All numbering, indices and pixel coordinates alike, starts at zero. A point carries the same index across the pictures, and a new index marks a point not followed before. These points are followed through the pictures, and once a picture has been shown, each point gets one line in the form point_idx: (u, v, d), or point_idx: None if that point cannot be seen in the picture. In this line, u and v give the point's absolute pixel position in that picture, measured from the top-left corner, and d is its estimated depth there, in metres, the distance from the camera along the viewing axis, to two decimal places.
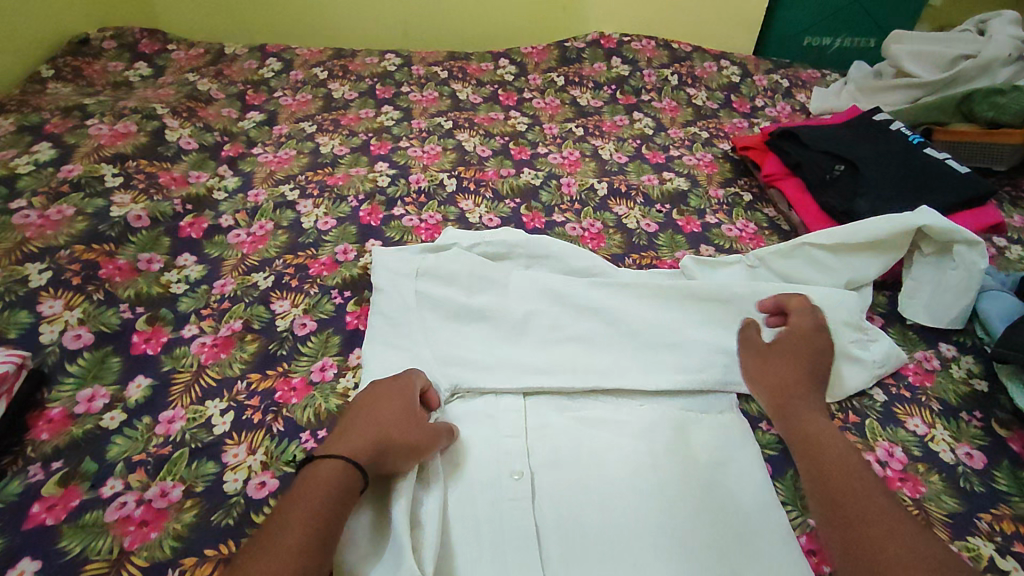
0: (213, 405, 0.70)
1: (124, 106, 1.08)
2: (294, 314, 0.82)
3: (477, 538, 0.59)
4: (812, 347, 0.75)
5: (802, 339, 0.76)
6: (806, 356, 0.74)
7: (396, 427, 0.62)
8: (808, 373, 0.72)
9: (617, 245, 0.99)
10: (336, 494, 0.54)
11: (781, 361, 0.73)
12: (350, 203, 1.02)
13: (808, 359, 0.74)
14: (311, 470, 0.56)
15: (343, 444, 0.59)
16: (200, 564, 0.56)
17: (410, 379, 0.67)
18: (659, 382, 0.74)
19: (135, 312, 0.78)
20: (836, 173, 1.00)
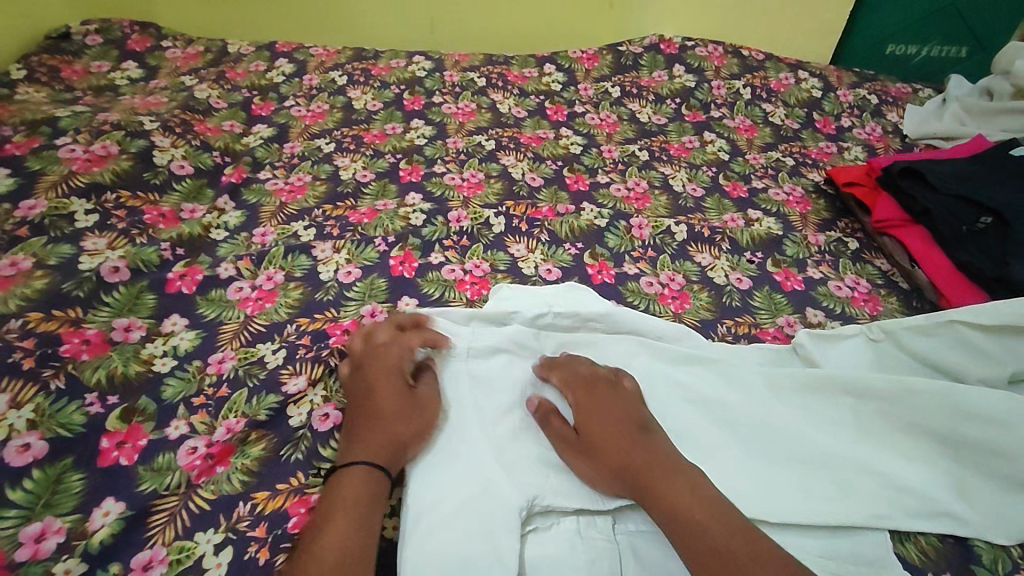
0: (204, 539, 0.53)
1: (104, 121, 0.89)
2: (312, 401, 0.65)
3: None
4: (625, 402, 0.60)
5: (610, 396, 0.61)
6: (624, 413, 0.59)
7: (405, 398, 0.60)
8: (611, 400, 0.60)
9: (705, 307, 0.80)
10: (369, 493, 0.53)
11: (600, 432, 0.58)
12: (378, 247, 0.83)
13: (633, 413, 0.59)
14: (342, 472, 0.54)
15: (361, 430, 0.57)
16: None
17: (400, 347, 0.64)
18: (793, 513, 0.57)
19: (105, 404, 0.61)
20: (978, 227, 0.81)
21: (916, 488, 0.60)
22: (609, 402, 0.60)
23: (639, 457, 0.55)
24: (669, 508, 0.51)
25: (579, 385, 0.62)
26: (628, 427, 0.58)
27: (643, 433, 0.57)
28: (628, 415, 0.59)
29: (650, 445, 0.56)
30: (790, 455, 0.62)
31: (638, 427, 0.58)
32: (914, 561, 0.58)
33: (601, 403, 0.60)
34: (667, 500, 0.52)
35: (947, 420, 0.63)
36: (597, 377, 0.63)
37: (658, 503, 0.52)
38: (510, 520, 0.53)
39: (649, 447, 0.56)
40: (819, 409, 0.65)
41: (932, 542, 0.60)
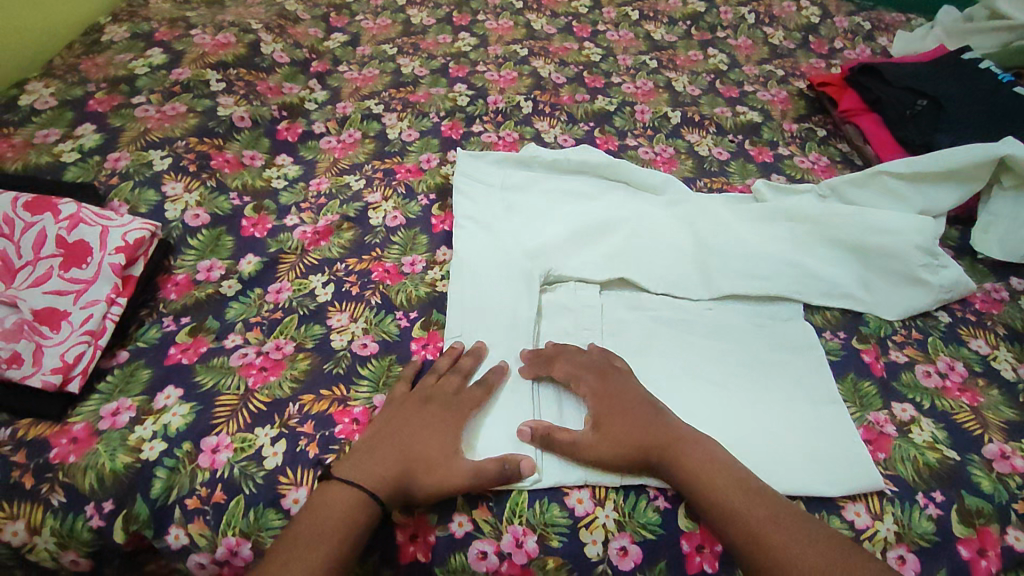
0: (316, 279, 0.78)
1: (223, 20, 1.14)
2: (385, 209, 0.88)
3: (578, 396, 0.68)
4: (632, 388, 0.66)
5: (598, 380, 0.66)
6: (634, 398, 0.65)
7: (437, 457, 0.61)
8: (632, 390, 0.65)
9: (688, 170, 1.01)
10: (347, 520, 0.56)
11: (608, 415, 0.63)
12: (432, 119, 1.06)
13: (624, 390, 0.65)
14: (335, 485, 0.58)
15: (384, 454, 0.60)
16: (318, 400, 0.67)
17: (455, 418, 0.64)
18: (727, 287, 0.79)
19: (243, 201, 0.85)
20: (917, 109, 1.00)
21: (827, 278, 0.79)
22: (629, 386, 0.66)
23: (662, 439, 0.61)
24: (694, 475, 0.59)
25: (573, 376, 0.67)
26: (632, 405, 0.64)
27: (648, 404, 0.64)
28: (621, 393, 0.65)
29: (643, 412, 0.63)
30: (737, 253, 0.82)
31: (648, 404, 0.64)
32: (820, 324, 0.78)
33: (619, 386, 0.66)
34: (693, 475, 0.58)
35: (860, 232, 0.82)
36: (584, 368, 0.68)
37: (677, 469, 0.59)
38: (529, 279, 0.78)
39: (670, 427, 0.62)
40: (765, 228, 0.86)
41: (835, 315, 0.79)
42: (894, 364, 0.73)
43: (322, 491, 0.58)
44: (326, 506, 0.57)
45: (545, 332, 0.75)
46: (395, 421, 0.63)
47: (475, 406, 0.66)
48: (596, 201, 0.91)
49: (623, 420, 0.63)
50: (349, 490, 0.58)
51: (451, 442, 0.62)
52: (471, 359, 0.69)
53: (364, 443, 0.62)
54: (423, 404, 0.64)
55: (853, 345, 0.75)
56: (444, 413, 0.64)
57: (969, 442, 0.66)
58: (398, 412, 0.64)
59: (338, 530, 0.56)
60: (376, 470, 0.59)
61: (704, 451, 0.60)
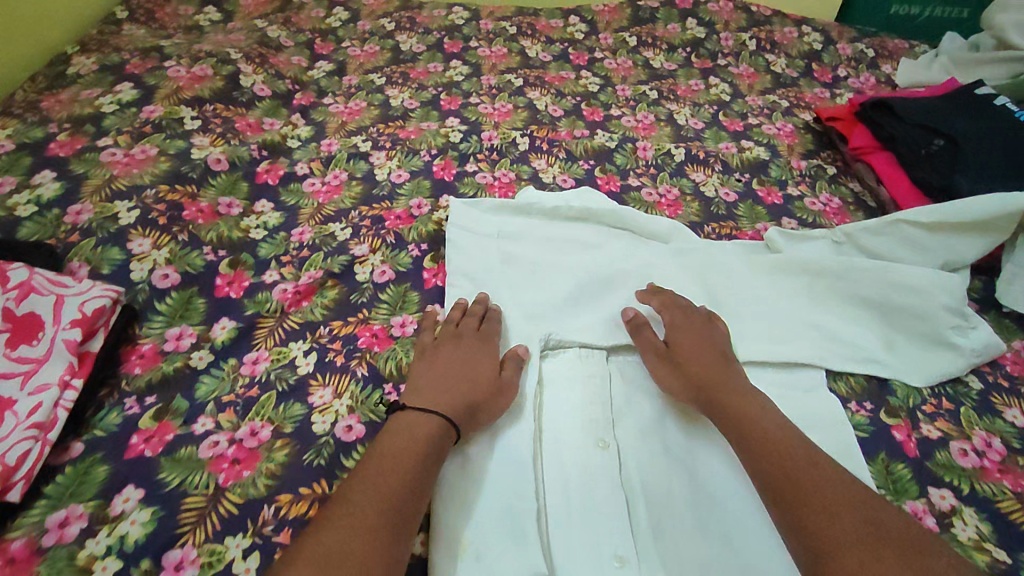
0: (296, 346, 0.71)
1: (199, 50, 1.07)
2: (373, 262, 0.82)
3: (589, 490, 0.61)
4: (714, 343, 0.71)
5: (693, 327, 0.73)
6: (711, 350, 0.70)
7: (488, 376, 0.67)
8: (717, 350, 0.70)
9: (694, 213, 0.96)
10: (426, 442, 0.59)
11: (682, 348, 0.70)
12: (423, 157, 1.00)
13: (709, 343, 0.71)
14: (407, 416, 0.61)
15: (438, 387, 0.65)
16: (296, 501, 0.58)
17: (486, 348, 0.70)
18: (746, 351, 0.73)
19: (218, 256, 0.78)
20: (933, 149, 0.94)
21: (849, 341, 0.75)
22: (713, 347, 0.70)
23: (722, 382, 0.65)
24: (738, 412, 0.62)
25: (672, 315, 0.74)
26: (710, 353, 0.69)
27: (725, 362, 0.68)
28: (707, 344, 0.70)
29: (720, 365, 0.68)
30: (751, 313, 0.78)
31: (721, 360, 0.68)
32: (844, 394, 0.73)
33: (703, 339, 0.71)
34: (739, 413, 0.62)
35: (881, 289, 0.77)
36: (684, 313, 0.74)
37: (728, 406, 0.63)
38: (529, 347, 0.72)
39: (735, 383, 0.65)
40: (780, 283, 0.81)
41: (861, 382, 0.74)
42: (927, 440, 0.68)
43: (397, 423, 0.61)
44: (402, 433, 0.59)
45: (548, 403, 0.69)
46: (434, 361, 0.68)
47: (498, 333, 0.73)
48: (599, 252, 0.85)
49: (693, 361, 0.68)
50: (424, 418, 0.61)
51: (491, 365, 0.68)
52: (479, 305, 0.75)
53: (415, 382, 0.66)
54: (456, 343, 0.70)
55: (882, 420, 0.70)
56: (475, 344, 0.70)
57: (1014, 535, 0.61)
58: (436, 354, 0.69)
59: (417, 449, 0.58)
60: (444, 398, 0.63)
61: (759, 405, 0.63)
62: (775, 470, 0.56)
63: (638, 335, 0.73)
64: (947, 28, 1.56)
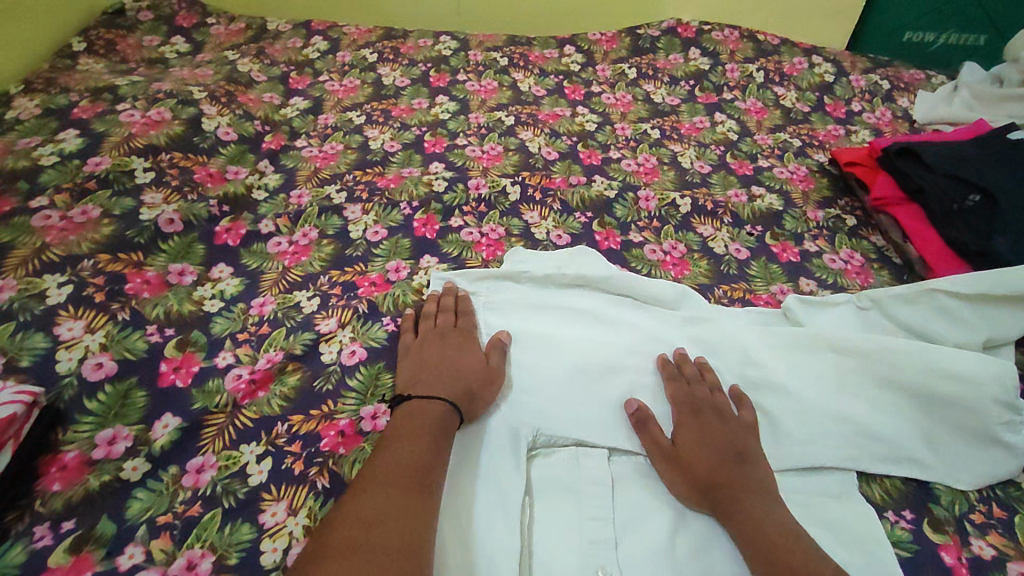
0: (248, 450, 0.61)
1: (158, 89, 0.97)
2: (342, 340, 0.72)
3: None
4: (725, 428, 0.63)
5: (709, 416, 0.64)
6: (724, 439, 0.62)
7: (479, 362, 0.67)
8: (731, 438, 0.62)
9: (703, 274, 0.87)
10: (435, 429, 0.58)
11: (690, 449, 0.61)
12: (403, 210, 0.91)
13: (726, 435, 0.62)
14: (411, 407, 0.60)
15: (432, 378, 0.64)
16: None
17: (468, 335, 0.70)
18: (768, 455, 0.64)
19: (164, 335, 0.69)
20: (968, 205, 0.85)
21: (885, 437, 0.65)
22: (725, 435, 0.62)
23: (734, 486, 0.58)
24: (750, 523, 0.56)
25: (684, 406, 0.65)
26: (720, 445, 0.61)
27: (739, 458, 0.60)
28: (722, 438, 0.62)
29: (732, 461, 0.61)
30: (771, 402, 0.68)
31: (734, 452, 0.61)
32: (878, 501, 0.63)
33: (711, 426, 0.63)
34: (751, 524, 0.55)
35: (921, 375, 0.67)
36: (700, 399, 0.65)
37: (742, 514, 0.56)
38: (516, 447, 0.62)
39: (751, 485, 0.58)
40: (804, 363, 0.71)
41: (896, 484, 0.64)
42: (980, 561, 0.58)
43: (396, 420, 0.59)
44: (404, 427, 0.58)
45: (539, 519, 0.58)
46: (419, 358, 0.67)
47: (476, 326, 0.73)
48: (598, 325, 0.75)
49: (703, 457, 0.60)
50: (427, 406, 0.60)
51: (479, 350, 0.69)
52: (451, 297, 0.75)
53: (407, 380, 0.65)
54: (441, 336, 0.70)
55: (927, 536, 0.60)
56: (458, 334, 0.70)
57: None
58: (421, 348, 0.68)
59: (421, 448, 0.56)
60: (443, 386, 0.63)
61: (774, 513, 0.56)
62: None
63: (642, 433, 0.64)
64: (963, 56, 1.47)
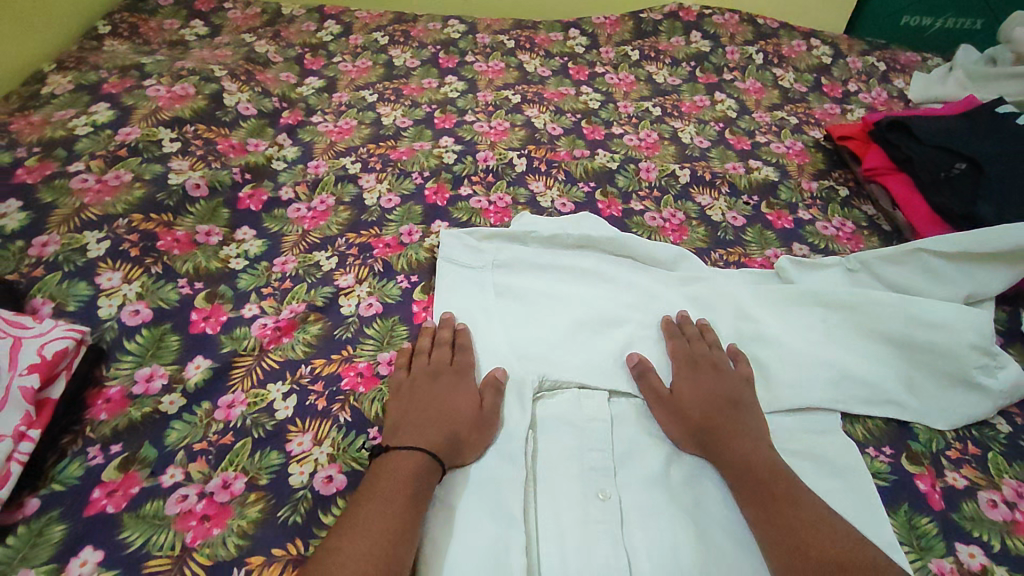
0: (275, 388, 0.66)
1: (181, 67, 1.02)
2: (359, 294, 0.77)
3: (587, 550, 0.56)
4: (722, 380, 0.67)
5: (707, 370, 0.68)
6: (720, 389, 0.66)
7: (469, 408, 0.63)
8: (726, 391, 0.66)
9: (701, 239, 0.91)
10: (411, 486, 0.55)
11: (690, 396, 0.65)
12: (415, 180, 0.95)
13: (722, 387, 0.66)
14: (390, 460, 0.57)
15: (417, 428, 0.60)
16: (267, 565, 0.53)
17: (461, 380, 0.66)
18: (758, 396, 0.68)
19: (194, 288, 0.74)
20: (954, 172, 0.89)
21: (870, 379, 0.68)
22: (721, 387, 0.66)
23: (727, 428, 0.62)
24: (740, 460, 0.59)
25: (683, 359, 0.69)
26: (716, 395, 0.65)
27: (734, 407, 0.64)
28: (718, 389, 0.66)
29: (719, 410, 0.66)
30: (761, 351, 0.72)
31: (728, 400, 0.65)
32: (859, 437, 0.67)
33: (709, 379, 0.67)
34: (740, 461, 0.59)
35: (903, 324, 0.71)
36: (699, 354, 0.69)
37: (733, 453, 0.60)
38: (520, 387, 0.67)
39: (744, 429, 0.62)
40: (794, 317, 0.75)
41: (878, 424, 0.68)
42: (953, 490, 0.63)
43: (378, 470, 0.57)
44: (387, 475, 0.56)
45: (543, 451, 0.63)
46: (407, 402, 0.64)
47: (473, 363, 0.69)
48: (599, 282, 0.79)
49: (700, 404, 0.64)
50: (406, 459, 0.57)
51: (472, 393, 0.65)
52: (448, 331, 0.71)
53: (391, 427, 0.61)
54: (433, 377, 0.66)
55: (904, 467, 0.64)
56: (451, 377, 0.66)
57: None
58: (411, 389, 0.65)
59: (405, 488, 0.55)
60: (428, 434, 0.60)
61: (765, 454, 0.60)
62: (774, 513, 0.55)
63: (642, 380, 0.68)
64: (959, 39, 1.50)
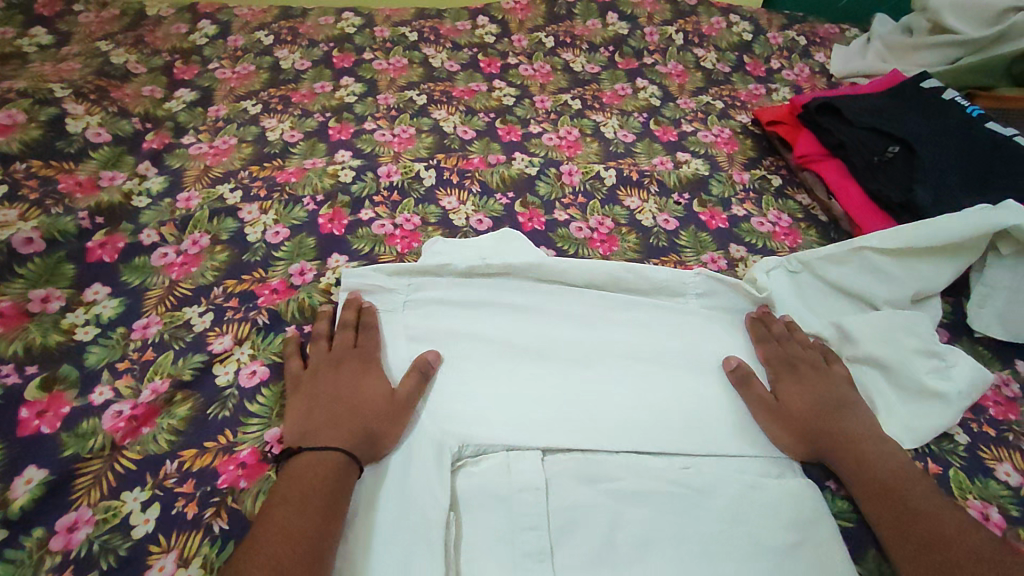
0: (130, 497, 0.53)
1: (8, 88, 0.86)
2: (240, 360, 0.64)
3: None
4: (824, 377, 0.66)
5: (807, 371, 0.66)
6: (823, 386, 0.65)
7: (379, 397, 0.60)
8: (829, 397, 0.64)
9: (632, 249, 0.83)
10: (326, 488, 0.51)
11: (798, 399, 0.64)
12: (306, 206, 0.83)
13: (829, 389, 0.65)
14: (300, 461, 0.53)
15: (325, 422, 0.57)
16: None
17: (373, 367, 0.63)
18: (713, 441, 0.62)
19: (25, 375, 0.60)
20: (888, 156, 0.85)
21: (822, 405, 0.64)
22: (830, 389, 0.65)
23: (839, 426, 0.61)
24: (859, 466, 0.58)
25: (780, 362, 0.68)
26: (825, 401, 0.63)
27: (832, 408, 0.63)
28: (825, 389, 0.65)
29: (832, 422, 0.62)
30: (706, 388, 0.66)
31: (834, 399, 0.64)
32: (816, 471, 0.62)
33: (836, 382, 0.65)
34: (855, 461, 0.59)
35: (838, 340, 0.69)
36: (795, 355, 0.68)
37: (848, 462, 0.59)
38: (439, 461, 0.56)
39: (853, 429, 0.61)
40: (816, 349, 0.69)
41: None
42: None
43: (284, 475, 0.53)
44: (295, 480, 0.52)
45: (468, 536, 0.53)
46: (312, 396, 0.60)
47: (378, 346, 0.66)
48: (530, 317, 0.70)
49: (834, 411, 0.63)
50: (314, 458, 0.53)
51: (381, 380, 0.62)
52: (351, 313, 0.67)
53: (296, 425, 0.57)
54: (337, 366, 0.62)
55: None
56: (362, 368, 0.63)
57: None
58: (315, 382, 0.61)
59: (314, 502, 0.50)
60: (338, 433, 0.56)
61: (880, 448, 0.59)
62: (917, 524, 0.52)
63: (745, 387, 0.65)
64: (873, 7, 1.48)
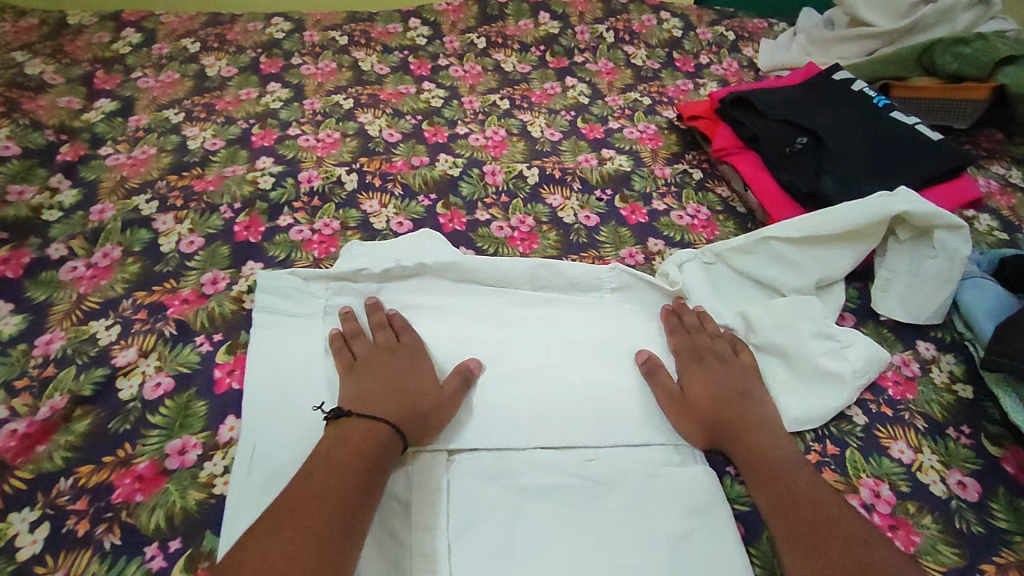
0: (21, 517, 0.53)
1: None
2: (144, 372, 0.64)
3: None
4: (728, 369, 0.67)
5: (713, 363, 0.67)
6: (726, 377, 0.66)
7: (430, 392, 0.61)
8: (730, 387, 0.65)
9: (552, 246, 0.84)
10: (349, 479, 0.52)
11: (699, 389, 0.65)
12: (223, 214, 0.82)
13: (732, 380, 0.66)
14: (346, 434, 0.55)
15: (378, 405, 0.59)
16: None
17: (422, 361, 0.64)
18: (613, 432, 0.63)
19: None
20: (798, 147, 0.88)
21: None
22: (731, 380, 0.66)
23: (739, 414, 0.63)
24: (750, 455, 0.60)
25: (686, 353, 0.68)
26: (728, 391, 0.64)
27: (733, 397, 0.64)
28: (727, 381, 0.65)
29: (736, 412, 0.63)
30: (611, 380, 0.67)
31: (736, 389, 0.65)
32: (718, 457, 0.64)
33: (740, 373, 0.66)
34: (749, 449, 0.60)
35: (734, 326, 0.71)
36: (702, 346, 0.69)
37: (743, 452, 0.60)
38: None
39: (750, 418, 0.62)
40: (725, 340, 0.70)
41: None
42: None
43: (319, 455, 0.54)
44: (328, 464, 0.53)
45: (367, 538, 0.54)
46: (360, 377, 0.62)
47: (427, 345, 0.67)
48: (444, 317, 0.70)
49: (735, 400, 0.64)
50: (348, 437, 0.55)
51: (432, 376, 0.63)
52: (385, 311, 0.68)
53: (349, 401, 0.59)
54: (389, 354, 0.64)
55: None
56: (416, 360, 0.64)
57: None
58: (368, 364, 0.63)
59: (334, 494, 0.50)
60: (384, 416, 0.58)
61: (769, 438, 0.61)
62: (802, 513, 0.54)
63: (653, 378, 0.66)
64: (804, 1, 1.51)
